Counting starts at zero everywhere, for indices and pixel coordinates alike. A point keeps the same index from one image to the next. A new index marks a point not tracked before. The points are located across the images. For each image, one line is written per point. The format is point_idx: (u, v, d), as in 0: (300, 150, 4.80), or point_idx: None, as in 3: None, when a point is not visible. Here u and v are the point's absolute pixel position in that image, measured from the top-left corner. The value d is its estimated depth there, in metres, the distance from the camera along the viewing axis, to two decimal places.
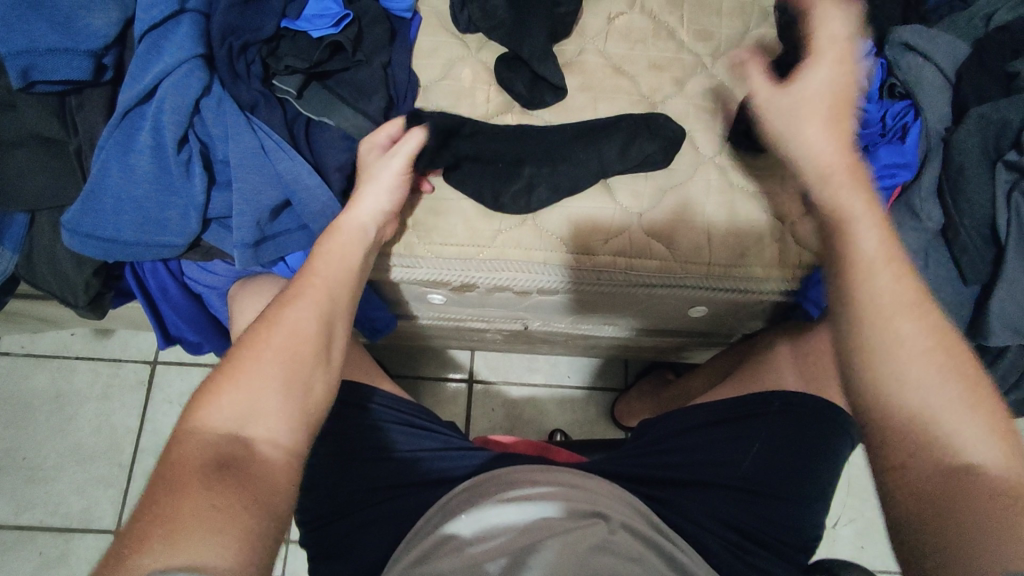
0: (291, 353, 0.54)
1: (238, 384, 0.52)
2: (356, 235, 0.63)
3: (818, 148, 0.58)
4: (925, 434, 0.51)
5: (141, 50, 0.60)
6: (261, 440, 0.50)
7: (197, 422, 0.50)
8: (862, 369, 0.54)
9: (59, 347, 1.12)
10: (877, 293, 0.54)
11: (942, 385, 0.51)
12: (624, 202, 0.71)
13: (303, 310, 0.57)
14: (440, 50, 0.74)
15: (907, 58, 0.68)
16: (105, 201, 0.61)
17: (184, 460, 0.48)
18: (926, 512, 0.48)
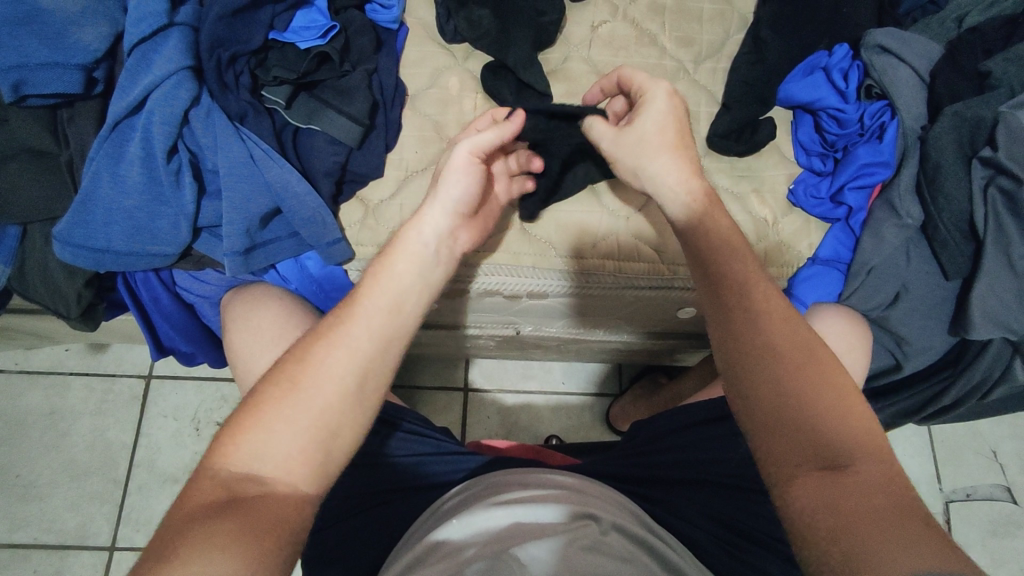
0: (328, 393, 0.49)
1: (261, 421, 0.47)
2: (393, 264, 0.55)
3: (674, 182, 0.59)
4: (798, 432, 0.48)
5: (130, 63, 0.61)
6: (283, 483, 0.46)
7: (214, 460, 0.46)
8: (734, 367, 0.51)
9: (53, 363, 1.12)
10: (758, 296, 0.54)
11: (806, 383, 0.49)
12: (610, 205, 0.73)
13: (340, 350, 0.50)
14: (427, 60, 0.75)
15: (882, 60, 0.71)
16: (96, 211, 0.62)
17: (197, 497, 0.45)
18: (820, 522, 0.43)
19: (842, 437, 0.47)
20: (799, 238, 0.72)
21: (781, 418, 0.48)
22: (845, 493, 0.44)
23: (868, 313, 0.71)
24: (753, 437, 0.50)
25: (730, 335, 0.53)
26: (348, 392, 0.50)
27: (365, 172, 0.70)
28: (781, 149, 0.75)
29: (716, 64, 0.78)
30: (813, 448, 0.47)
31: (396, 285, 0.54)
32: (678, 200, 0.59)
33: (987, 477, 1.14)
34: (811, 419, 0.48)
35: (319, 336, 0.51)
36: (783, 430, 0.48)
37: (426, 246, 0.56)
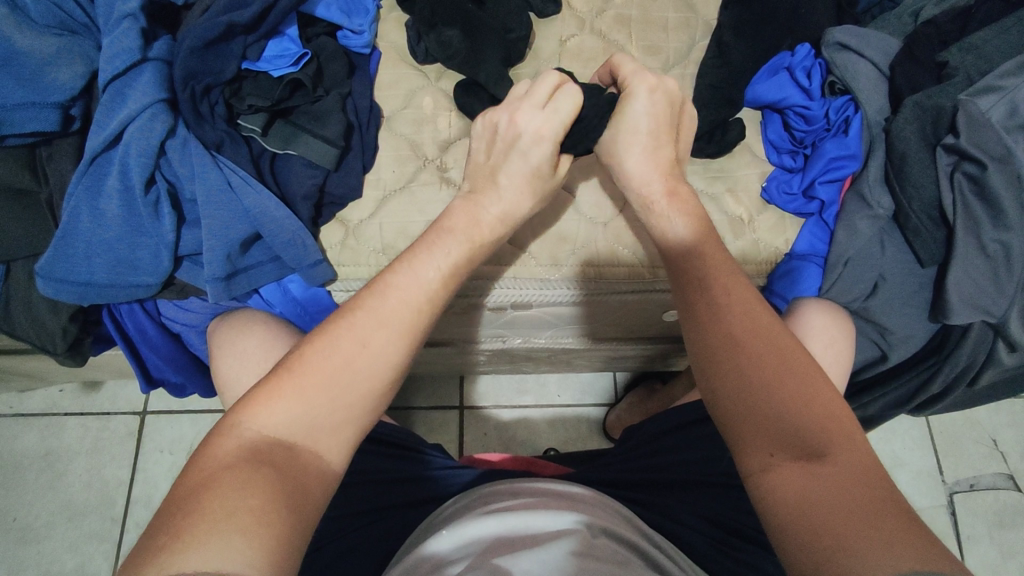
0: (369, 364, 0.51)
1: (302, 387, 0.48)
2: (441, 255, 0.58)
3: (645, 179, 0.64)
4: (785, 398, 0.49)
5: (105, 99, 0.62)
6: (311, 452, 0.47)
7: (243, 421, 0.47)
8: (720, 328, 0.53)
9: (47, 404, 1.11)
10: (720, 275, 0.57)
11: (791, 358, 0.51)
12: (587, 212, 0.74)
13: (387, 326, 0.52)
14: (400, 82, 0.77)
15: (842, 56, 0.72)
16: (77, 245, 0.63)
17: (221, 456, 0.44)
18: (789, 509, 0.44)
19: (822, 425, 0.47)
20: (776, 234, 0.73)
21: (761, 403, 0.49)
22: (820, 482, 0.44)
23: (849, 304, 0.71)
24: (729, 405, 0.50)
25: (712, 306, 0.55)
26: (391, 372, 0.52)
27: (343, 193, 0.71)
28: (752, 149, 0.76)
29: (684, 70, 0.79)
30: (794, 438, 0.47)
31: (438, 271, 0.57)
32: (671, 216, 0.62)
33: (989, 466, 1.14)
34: (794, 405, 0.48)
35: (369, 310, 0.52)
36: (763, 420, 0.49)
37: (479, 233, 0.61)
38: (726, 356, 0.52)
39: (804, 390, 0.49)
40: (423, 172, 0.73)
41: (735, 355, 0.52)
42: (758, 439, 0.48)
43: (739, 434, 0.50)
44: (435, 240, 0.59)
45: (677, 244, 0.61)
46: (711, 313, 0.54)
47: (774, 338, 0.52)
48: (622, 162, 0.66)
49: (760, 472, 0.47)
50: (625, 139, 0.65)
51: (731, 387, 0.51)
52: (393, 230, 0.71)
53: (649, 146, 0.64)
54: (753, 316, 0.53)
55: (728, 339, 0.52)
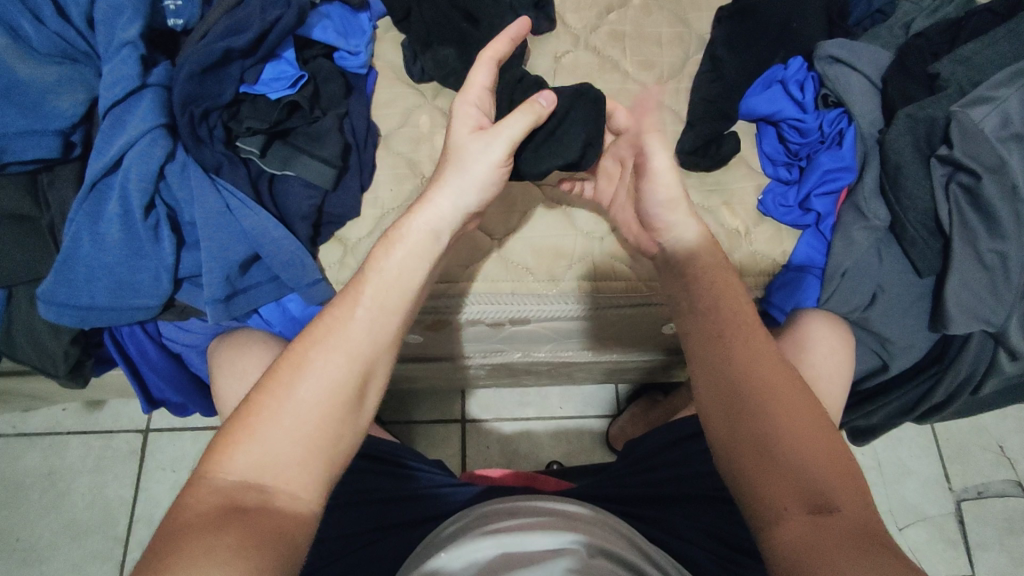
0: (323, 395, 0.49)
1: (256, 432, 0.47)
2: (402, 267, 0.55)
3: (680, 221, 0.61)
4: (791, 446, 0.49)
5: (105, 126, 0.63)
6: (283, 491, 0.47)
7: (210, 471, 0.46)
8: (734, 367, 0.53)
9: (51, 424, 1.12)
10: (731, 310, 0.56)
11: (798, 401, 0.51)
12: (583, 227, 0.74)
13: (335, 352, 0.51)
14: (397, 101, 0.77)
15: (835, 69, 0.73)
16: (78, 270, 0.63)
17: (197, 507, 0.44)
18: (792, 555, 0.44)
19: (829, 476, 0.47)
20: (773, 246, 0.72)
21: (763, 444, 0.49)
22: (822, 530, 0.44)
23: (848, 314, 0.71)
24: (739, 451, 0.50)
25: (724, 341, 0.54)
26: (341, 399, 0.50)
27: (341, 213, 0.71)
28: (747, 161, 0.76)
29: (678, 84, 0.80)
30: (798, 483, 0.47)
31: (398, 293, 0.54)
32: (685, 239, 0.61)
33: (997, 473, 1.13)
34: (795, 446, 0.48)
35: (314, 341, 0.51)
36: (768, 466, 0.48)
37: (429, 244, 0.58)
38: (726, 392, 0.52)
39: (806, 436, 0.49)
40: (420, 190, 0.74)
41: (750, 397, 0.51)
42: (768, 490, 0.48)
43: (741, 471, 0.50)
44: (379, 257, 0.56)
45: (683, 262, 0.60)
46: (725, 354, 0.54)
47: (782, 381, 0.52)
48: (666, 202, 0.61)
49: (771, 525, 0.47)
50: (667, 180, 0.61)
51: (733, 426, 0.51)
52: None
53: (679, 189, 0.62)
54: (752, 346, 0.54)
55: (730, 374, 0.53)
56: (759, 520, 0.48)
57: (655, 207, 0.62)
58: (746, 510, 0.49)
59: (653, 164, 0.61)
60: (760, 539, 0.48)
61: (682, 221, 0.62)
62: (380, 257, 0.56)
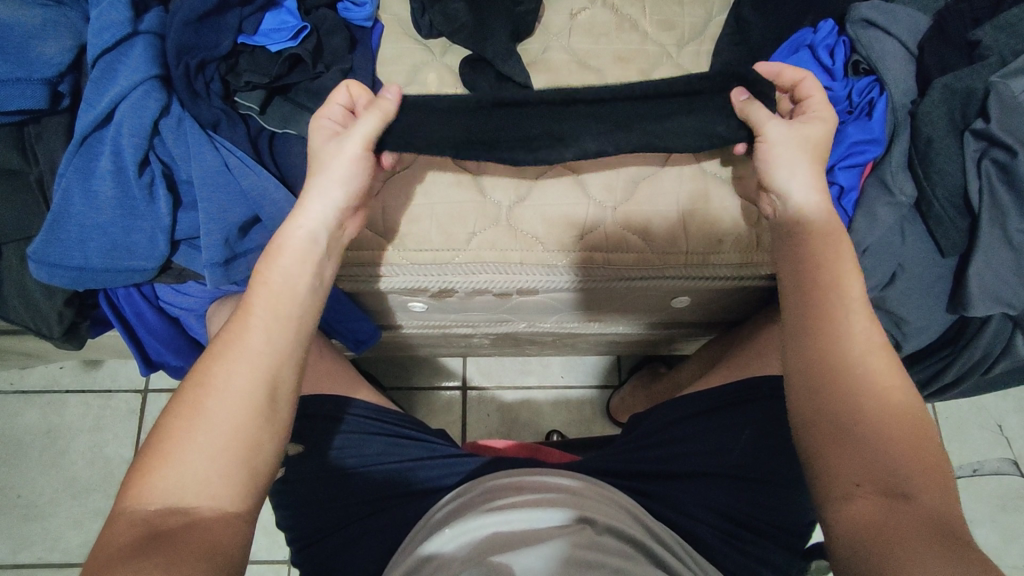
0: (229, 408, 0.49)
1: (168, 457, 0.47)
2: (291, 272, 0.55)
3: (807, 193, 0.59)
4: (873, 428, 0.50)
5: (94, 75, 0.59)
6: (204, 508, 0.47)
7: (127, 504, 0.46)
8: (831, 343, 0.54)
9: (49, 381, 1.11)
10: (842, 285, 0.55)
11: (889, 386, 0.52)
12: (596, 195, 0.70)
13: (237, 365, 0.51)
14: (404, 57, 0.73)
15: (868, 34, 0.68)
16: (69, 228, 0.60)
17: (111, 542, 0.44)
18: (858, 537, 0.46)
19: (908, 462, 0.49)
20: None
21: (839, 428, 0.51)
22: (896, 515, 0.46)
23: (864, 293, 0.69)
24: (819, 426, 0.52)
25: (821, 314, 0.55)
26: (250, 413, 0.50)
27: None
28: None
29: (699, 46, 0.76)
30: (872, 467, 0.49)
31: (294, 302, 0.54)
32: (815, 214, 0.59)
33: (993, 452, 1.13)
34: (872, 431, 0.50)
35: (220, 358, 0.51)
36: (845, 443, 0.50)
37: (313, 247, 0.57)
38: (820, 370, 0.53)
39: (888, 422, 0.50)
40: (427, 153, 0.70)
41: (835, 375, 0.53)
42: (841, 465, 0.50)
43: (817, 450, 0.52)
44: (267, 271, 0.55)
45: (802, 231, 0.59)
46: (826, 334, 0.54)
47: (877, 368, 0.53)
48: (790, 159, 0.60)
49: (840, 500, 0.49)
50: (803, 144, 0.60)
51: (816, 408, 0.53)
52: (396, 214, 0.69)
53: (813, 162, 0.60)
54: (847, 329, 0.54)
55: (826, 360, 0.53)
56: (827, 494, 0.50)
57: (777, 164, 0.60)
58: (816, 482, 0.51)
59: (796, 124, 0.61)
60: (826, 511, 0.50)
61: (800, 182, 0.60)
62: (267, 269, 0.55)
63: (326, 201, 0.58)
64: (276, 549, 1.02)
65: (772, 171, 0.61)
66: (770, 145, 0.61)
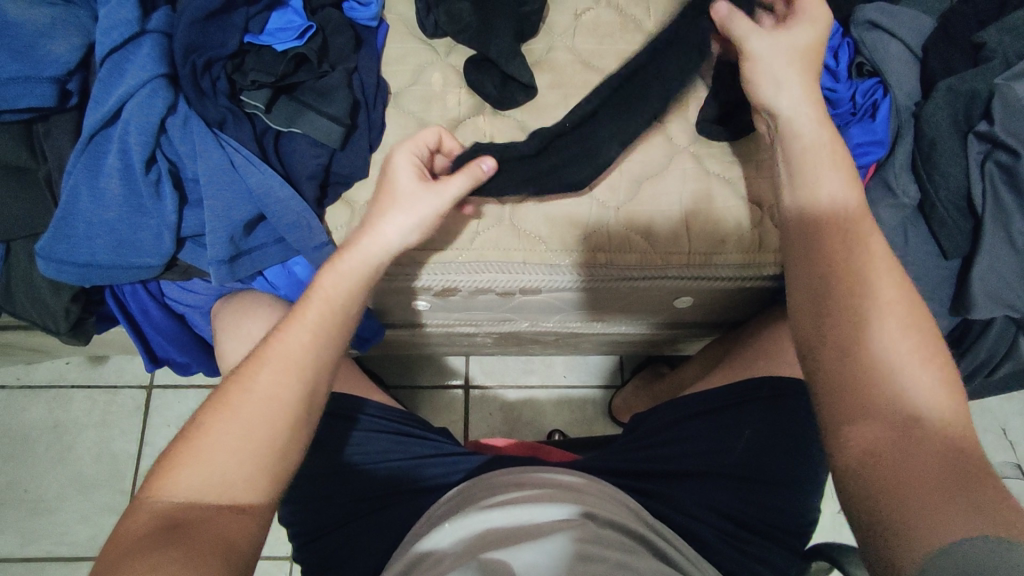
0: (265, 412, 0.51)
1: (200, 450, 0.49)
2: (336, 289, 0.58)
3: (796, 105, 0.59)
4: (889, 352, 0.48)
5: (103, 72, 0.60)
6: (227, 507, 0.48)
7: (153, 496, 0.47)
8: (847, 273, 0.52)
9: (56, 377, 1.12)
10: (850, 213, 0.55)
11: (911, 320, 0.49)
12: (600, 195, 0.71)
13: (274, 371, 0.52)
14: (409, 57, 0.74)
15: (871, 36, 0.69)
16: (77, 225, 0.61)
17: (133, 531, 0.45)
18: (859, 462, 0.45)
19: (923, 395, 0.46)
20: None
21: (844, 356, 0.49)
22: (904, 445, 0.44)
23: None
24: (831, 354, 0.50)
25: (829, 250, 0.53)
26: (283, 419, 0.51)
27: (349, 172, 0.68)
28: None
29: None
30: (880, 394, 0.47)
31: (334, 319, 0.56)
32: (823, 166, 0.57)
33: (996, 454, 1.13)
34: (883, 363, 0.48)
35: (258, 362, 0.53)
36: (858, 371, 0.48)
37: (363, 269, 0.59)
38: (834, 300, 0.51)
39: (906, 352, 0.48)
40: None
41: (850, 303, 0.50)
42: (851, 390, 0.47)
43: (822, 376, 0.50)
44: (319, 289, 0.58)
45: (813, 213, 0.56)
46: (835, 261, 0.53)
47: (897, 300, 0.50)
48: (774, 70, 0.59)
49: (845, 429, 0.47)
50: (787, 50, 0.60)
51: (825, 337, 0.51)
52: None
53: (800, 70, 0.60)
54: (862, 261, 0.52)
55: (830, 299, 0.51)
56: (833, 422, 0.48)
57: (760, 75, 0.60)
58: (822, 412, 0.49)
59: (777, 33, 0.60)
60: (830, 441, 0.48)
61: (789, 96, 0.59)
62: (320, 287, 0.58)
63: (393, 235, 0.60)
64: (279, 545, 1.02)
65: (758, 86, 0.60)
66: (754, 54, 0.60)
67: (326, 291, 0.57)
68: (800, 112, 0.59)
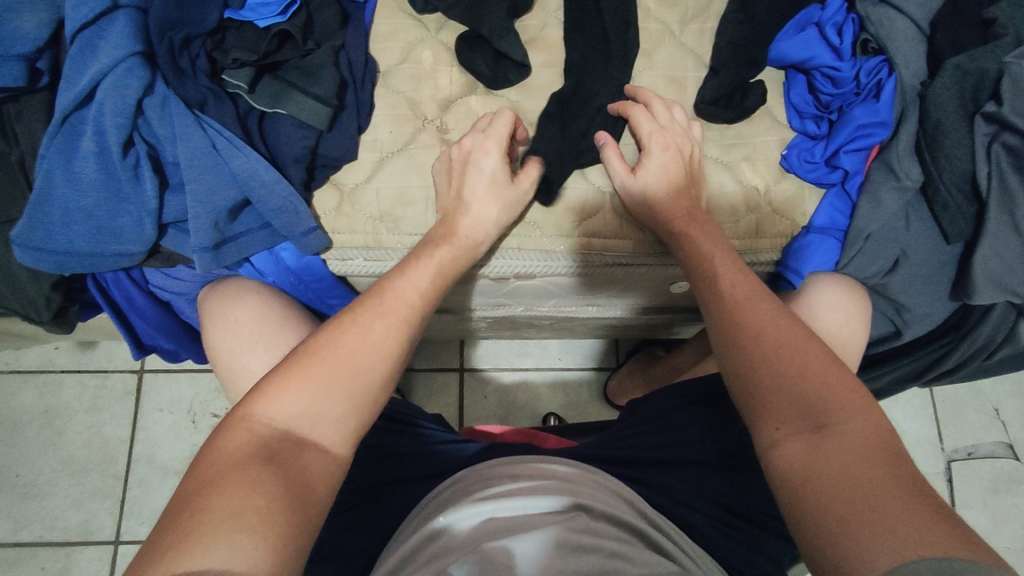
0: (374, 359, 0.52)
1: (312, 383, 0.50)
2: (433, 264, 0.60)
3: (649, 133, 0.65)
4: (794, 373, 0.51)
5: (74, 51, 0.57)
6: (320, 444, 0.49)
7: (255, 415, 0.48)
8: (727, 288, 0.58)
9: (44, 362, 1.10)
10: (694, 236, 0.62)
11: (806, 344, 0.53)
12: (594, 178, 0.69)
13: (387, 323, 0.54)
14: (398, 33, 0.71)
15: (879, 12, 0.67)
16: (53, 211, 0.59)
17: (230, 453, 0.45)
18: (793, 487, 0.47)
19: (838, 401, 0.49)
20: (793, 206, 0.68)
21: (762, 391, 0.52)
22: (825, 456, 0.46)
23: (866, 281, 0.68)
24: (736, 387, 0.54)
25: (687, 250, 0.62)
26: (388, 371, 0.53)
27: (337, 155, 0.66)
28: (773, 113, 0.71)
29: (704, 24, 0.73)
30: (797, 413, 0.50)
31: (433, 292, 0.59)
32: (653, 175, 0.64)
33: (989, 435, 1.13)
34: (802, 384, 0.51)
35: (372, 310, 0.55)
36: (776, 398, 0.51)
37: (459, 253, 0.62)
38: (728, 320, 0.56)
39: (809, 369, 0.51)
40: (422, 133, 0.68)
41: (746, 333, 0.55)
42: (773, 409, 0.51)
43: (752, 415, 0.52)
44: (426, 258, 0.60)
45: (711, 229, 0.63)
46: (709, 272, 0.60)
47: (784, 322, 0.55)
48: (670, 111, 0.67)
49: (771, 450, 0.50)
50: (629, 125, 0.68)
51: (745, 372, 0.54)
52: (391, 196, 0.66)
53: (637, 118, 0.67)
54: (727, 272, 0.59)
55: (734, 326, 0.56)
56: (761, 447, 0.51)
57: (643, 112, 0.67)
58: (752, 434, 0.52)
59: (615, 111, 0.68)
60: (763, 462, 0.51)
61: (649, 128, 0.66)
62: (424, 258, 0.60)
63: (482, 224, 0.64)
64: None
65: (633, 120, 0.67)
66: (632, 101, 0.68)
67: (433, 261, 0.60)
68: (648, 138, 0.65)
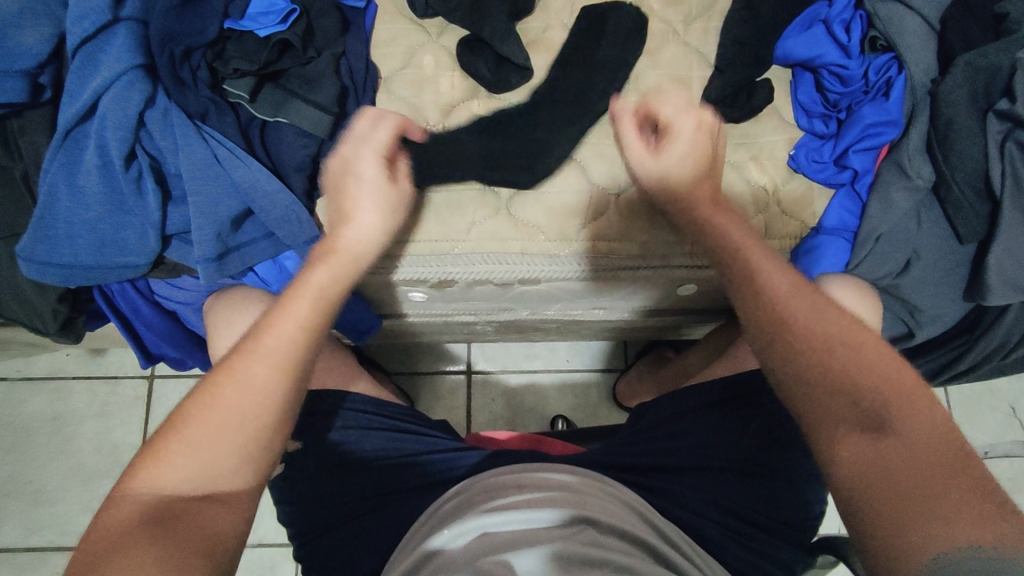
0: (250, 404, 0.49)
1: (189, 443, 0.48)
2: (315, 279, 0.55)
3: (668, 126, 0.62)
4: (851, 370, 0.50)
5: (76, 65, 0.58)
6: (211, 501, 0.47)
7: (133, 487, 0.46)
8: (776, 283, 0.56)
9: (55, 368, 1.11)
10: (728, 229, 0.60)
11: (859, 342, 0.52)
12: (598, 181, 0.68)
13: (261, 362, 0.50)
14: (399, 39, 0.71)
15: (886, 8, 0.65)
16: (58, 225, 0.59)
17: (113, 528, 0.44)
18: (860, 488, 0.46)
19: (897, 401, 0.48)
20: (803, 207, 0.67)
21: (820, 390, 0.50)
22: (893, 456, 0.45)
23: (878, 281, 0.67)
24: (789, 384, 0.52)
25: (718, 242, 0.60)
26: (270, 411, 0.50)
27: None
28: (780, 112, 0.70)
29: (708, 23, 0.72)
30: (858, 412, 0.49)
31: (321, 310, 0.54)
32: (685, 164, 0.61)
33: (1004, 435, 1.11)
34: (862, 383, 0.50)
35: (248, 349, 0.51)
36: (837, 396, 0.50)
37: (353, 264, 0.57)
38: (777, 316, 0.54)
39: (866, 368, 0.50)
40: None
41: (798, 330, 0.53)
42: (833, 409, 0.49)
43: (810, 414, 0.50)
44: (310, 276, 0.55)
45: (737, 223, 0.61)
46: (750, 266, 0.57)
47: (836, 317, 0.53)
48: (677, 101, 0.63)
49: (831, 449, 0.48)
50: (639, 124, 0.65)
51: (799, 370, 0.52)
52: None
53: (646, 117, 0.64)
54: (770, 263, 0.57)
55: (782, 321, 0.54)
56: (819, 447, 0.49)
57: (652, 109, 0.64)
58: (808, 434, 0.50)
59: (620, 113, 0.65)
60: (821, 460, 0.49)
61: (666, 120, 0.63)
62: (306, 278, 0.55)
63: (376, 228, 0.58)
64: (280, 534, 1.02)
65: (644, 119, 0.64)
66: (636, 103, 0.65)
67: (312, 277, 0.54)
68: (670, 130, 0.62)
